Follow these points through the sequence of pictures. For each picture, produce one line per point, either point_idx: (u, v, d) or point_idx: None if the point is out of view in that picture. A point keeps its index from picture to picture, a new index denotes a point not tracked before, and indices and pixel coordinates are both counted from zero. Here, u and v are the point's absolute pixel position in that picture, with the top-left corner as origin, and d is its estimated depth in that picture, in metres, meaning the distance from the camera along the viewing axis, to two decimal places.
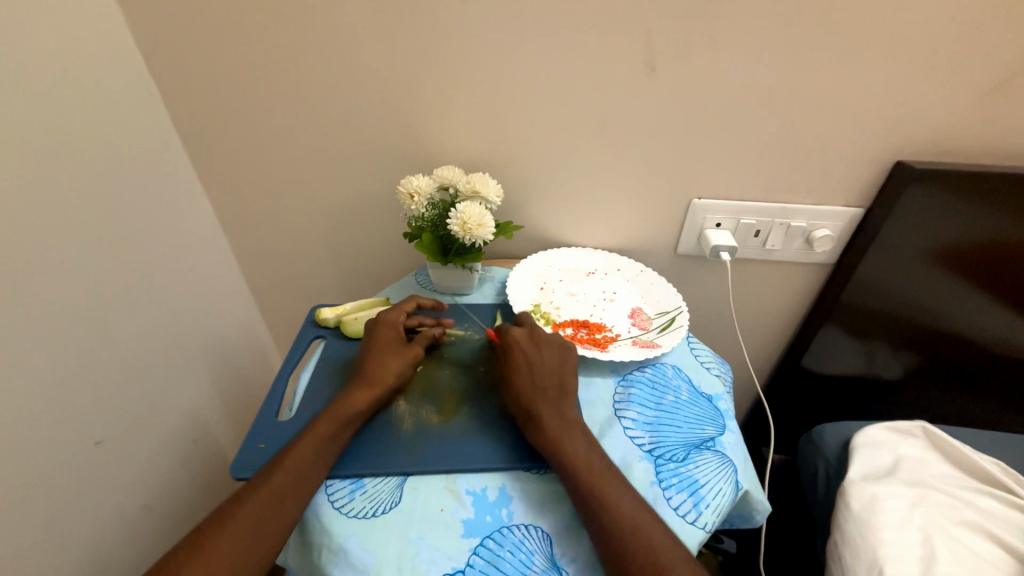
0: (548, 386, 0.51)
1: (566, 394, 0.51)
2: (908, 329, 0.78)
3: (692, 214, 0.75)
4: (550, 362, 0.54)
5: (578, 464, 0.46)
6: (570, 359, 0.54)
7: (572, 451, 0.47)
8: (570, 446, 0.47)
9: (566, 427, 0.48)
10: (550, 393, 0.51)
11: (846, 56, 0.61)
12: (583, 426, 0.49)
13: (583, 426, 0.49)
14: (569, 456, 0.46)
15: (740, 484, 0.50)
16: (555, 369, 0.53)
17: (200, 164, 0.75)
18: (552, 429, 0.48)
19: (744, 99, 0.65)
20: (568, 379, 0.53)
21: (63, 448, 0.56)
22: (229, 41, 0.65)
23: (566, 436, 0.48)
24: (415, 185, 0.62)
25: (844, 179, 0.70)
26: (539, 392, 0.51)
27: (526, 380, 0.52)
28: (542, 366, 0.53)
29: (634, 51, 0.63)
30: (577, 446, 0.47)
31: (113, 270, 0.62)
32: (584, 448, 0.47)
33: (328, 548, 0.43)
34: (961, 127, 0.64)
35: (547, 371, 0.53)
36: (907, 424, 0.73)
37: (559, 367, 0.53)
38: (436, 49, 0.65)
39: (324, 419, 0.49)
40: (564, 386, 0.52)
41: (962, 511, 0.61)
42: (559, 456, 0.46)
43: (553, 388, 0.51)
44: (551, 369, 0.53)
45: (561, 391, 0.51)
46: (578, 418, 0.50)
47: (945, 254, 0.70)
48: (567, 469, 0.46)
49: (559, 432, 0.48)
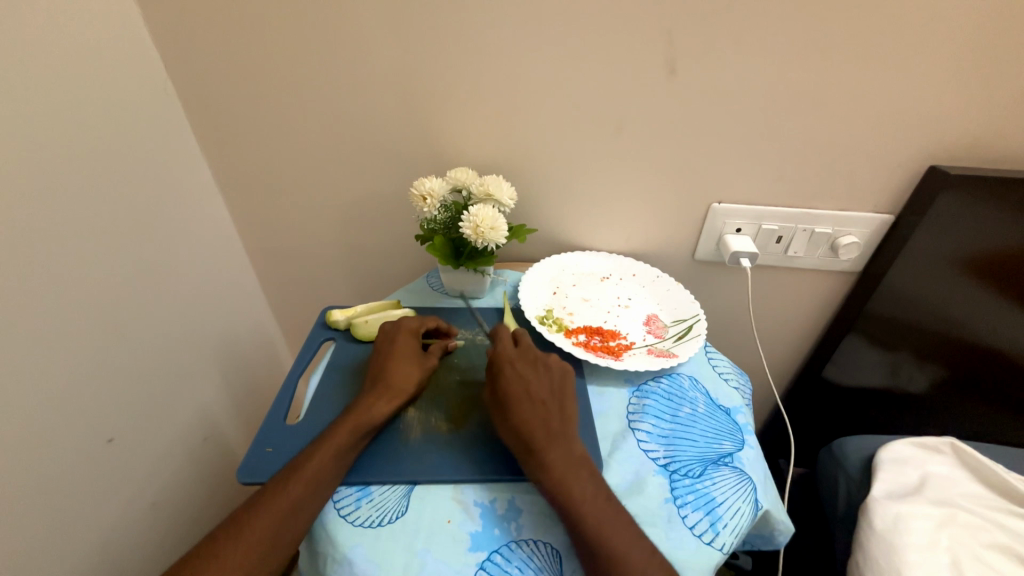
0: (550, 416, 0.48)
1: (569, 424, 0.48)
2: (937, 342, 0.75)
3: (711, 219, 0.73)
4: (549, 389, 0.51)
5: (585, 508, 0.43)
6: (570, 385, 0.52)
7: (578, 491, 0.43)
8: (576, 485, 0.44)
9: (571, 464, 0.45)
10: (552, 425, 0.47)
11: (877, 57, 0.58)
12: (589, 461, 0.46)
13: (588, 461, 0.46)
14: (575, 497, 0.43)
15: (759, 503, 0.48)
16: (554, 396, 0.50)
17: (215, 163, 0.76)
18: (556, 466, 0.45)
19: (768, 100, 0.63)
20: (570, 407, 0.50)
21: (75, 445, 0.56)
22: (244, 40, 0.64)
23: (571, 475, 0.44)
24: (428, 187, 0.61)
25: (871, 185, 0.68)
26: (541, 424, 0.47)
27: (527, 410, 0.48)
28: (543, 394, 0.50)
29: (653, 51, 0.61)
30: (584, 486, 0.44)
31: (126, 269, 0.62)
32: (592, 487, 0.44)
33: (333, 557, 0.43)
34: (999, 132, 0.61)
35: (548, 399, 0.49)
36: (934, 440, 0.70)
37: (558, 394, 0.50)
38: (451, 49, 0.64)
39: (344, 428, 0.48)
40: (566, 415, 0.49)
41: (993, 533, 0.58)
42: (566, 499, 0.43)
43: (556, 418, 0.48)
44: (551, 396, 0.50)
45: (563, 421, 0.48)
46: (583, 452, 0.47)
47: (979, 264, 0.67)
48: (574, 513, 0.42)
49: (564, 470, 0.44)
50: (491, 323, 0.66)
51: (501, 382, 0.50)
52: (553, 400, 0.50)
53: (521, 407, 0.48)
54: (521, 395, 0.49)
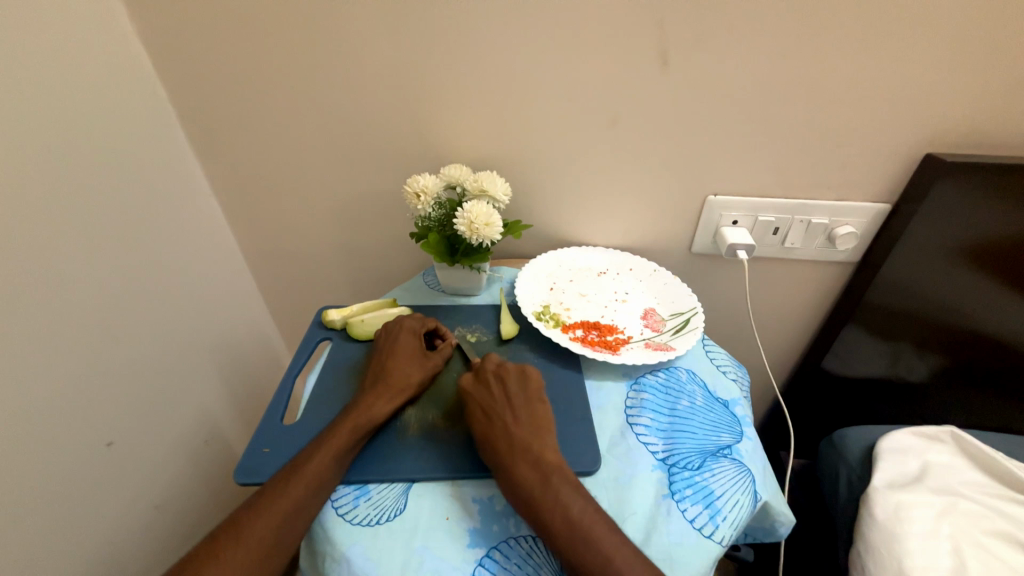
0: (512, 426, 0.48)
1: (539, 434, 0.48)
2: (936, 330, 0.74)
3: (707, 211, 0.73)
4: (511, 396, 0.51)
5: (557, 518, 0.42)
6: (534, 388, 0.52)
7: (547, 502, 0.43)
8: (545, 496, 0.43)
9: (540, 475, 0.44)
10: (518, 436, 0.47)
11: (871, 45, 0.58)
12: (561, 469, 0.45)
13: (559, 467, 0.45)
14: (545, 509, 0.42)
15: (758, 494, 0.48)
16: (517, 404, 0.50)
17: (208, 166, 0.75)
18: (522, 478, 0.44)
19: (762, 92, 0.62)
20: (535, 414, 0.50)
21: (76, 450, 0.56)
22: (234, 41, 0.64)
23: (541, 486, 0.44)
24: (421, 184, 0.61)
25: (868, 174, 0.68)
26: (503, 435, 0.47)
27: (488, 425, 0.48)
28: (505, 404, 0.50)
29: (646, 42, 0.60)
30: (554, 495, 0.43)
31: (122, 271, 0.62)
32: (563, 495, 0.43)
33: (332, 556, 0.43)
34: (996, 119, 0.61)
35: (509, 408, 0.49)
36: (935, 429, 0.70)
37: (521, 400, 0.50)
38: (443, 44, 0.63)
39: (344, 428, 0.48)
40: (530, 422, 0.49)
41: (993, 521, 0.58)
42: (537, 511, 0.42)
43: (519, 427, 0.48)
44: (514, 404, 0.50)
45: (531, 431, 0.48)
46: (553, 458, 0.46)
47: (976, 252, 0.67)
48: (547, 524, 0.42)
49: (532, 480, 0.44)
50: (488, 320, 0.66)
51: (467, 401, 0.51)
52: (518, 410, 0.49)
53: (485, 423, 0.49)
54: (482, 411, 0.50)
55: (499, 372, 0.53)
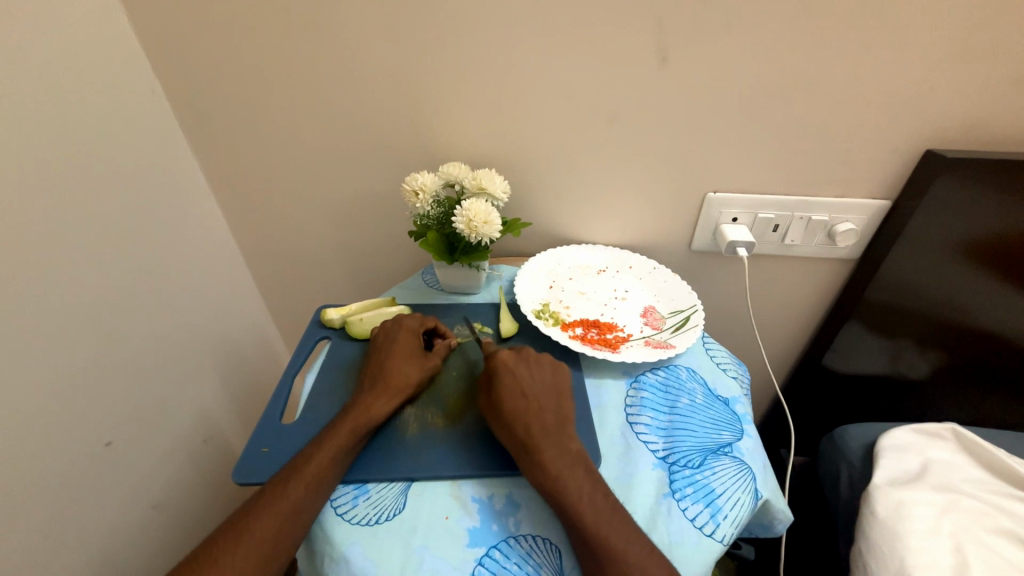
0: (547, 413, 0.48)
1: (565, 423, 0.48)
2: (937, 327, 0.74)
3: (707, 208, 0.73)
4: (547, 388, 0.50)
5: (580, 505, 0.42)
6: (566, 386, 0.52)
7: (573, 488, 0.43)
8: (572, 483, 0.43)
9: (567, 461, 0.44)
10: (548, 421, 0.47)
11: (870, 42, 0.58)
12: (586, 460, 0.45)
13: (585, 460, 0.45)
14: (573, 495, 0.42)
15: (759, 493, 0.48)
16: (550, 393, 0.50)
17: (206, 165, 0.75)
18: (552, 462, 0.44)
19: (761, 89, 0.62)
20: (566, 407, 0.50)
21: (74, 453, 0.56)
22: (231, 39, 0.64)
23: (568, 471, 0.44)
24: (420, 182, 0.61)
25: (868, 172, 0.67)
26: (536, 421, 0.47)
27: (524, 406, 0.48)
28: (541, 393, 0.50)
29: (644, 38, 0.60)
30: (580, 482, 0.43)
31: (120, 271, 0.62)
32: (589, 485, 0.43)
33: (331, 556, 0.42)
34: (996, 115, 0.61)
35: (545, 397, 0.49)
36: (936, 427, 0.70)
37: (555, 393, 0.50)
38: (441, 42, 0.63)
39: (344, 428, 0.48)
40: (562, 414, 0.49)
41: (995, 518, 0.58)
42: (562, 493, 0.42)
43: (553, 416, 0.48)
44: (548, 394, 0.50)
45: (559, 419, 0.48)
46: (580, 450, 0.46)
47: (977, 249, 0.66)
48: (571, 511, 0.42)
49: (560, 467, 0.44)
50: (487, 317, 0.66)
51: (496, 380, 0.49)
52: (548, 398, 0.49)
53: (519, 403, 0.48)
54: (518, 390, 0.49)
55: (530, 357, 0.52)
